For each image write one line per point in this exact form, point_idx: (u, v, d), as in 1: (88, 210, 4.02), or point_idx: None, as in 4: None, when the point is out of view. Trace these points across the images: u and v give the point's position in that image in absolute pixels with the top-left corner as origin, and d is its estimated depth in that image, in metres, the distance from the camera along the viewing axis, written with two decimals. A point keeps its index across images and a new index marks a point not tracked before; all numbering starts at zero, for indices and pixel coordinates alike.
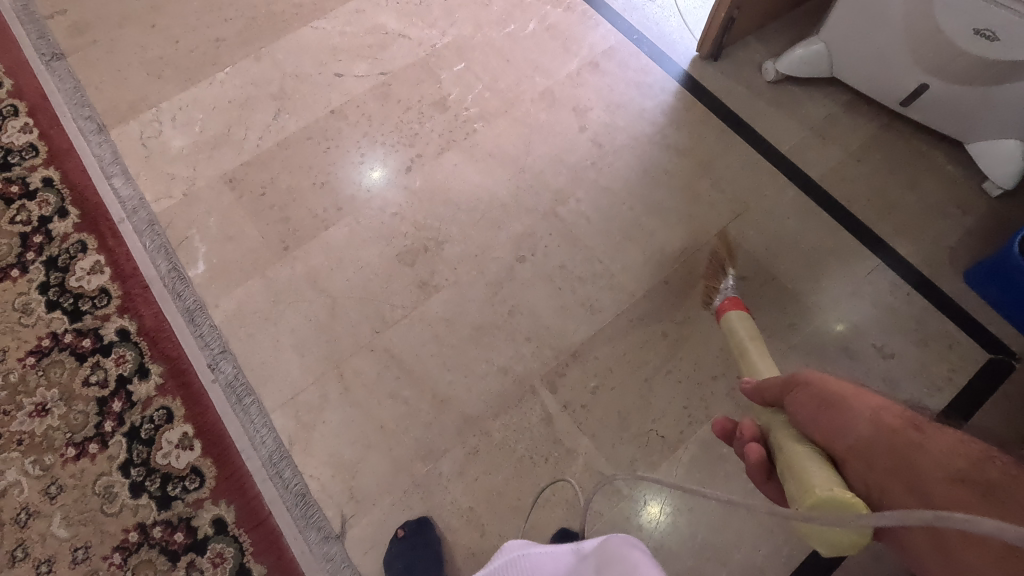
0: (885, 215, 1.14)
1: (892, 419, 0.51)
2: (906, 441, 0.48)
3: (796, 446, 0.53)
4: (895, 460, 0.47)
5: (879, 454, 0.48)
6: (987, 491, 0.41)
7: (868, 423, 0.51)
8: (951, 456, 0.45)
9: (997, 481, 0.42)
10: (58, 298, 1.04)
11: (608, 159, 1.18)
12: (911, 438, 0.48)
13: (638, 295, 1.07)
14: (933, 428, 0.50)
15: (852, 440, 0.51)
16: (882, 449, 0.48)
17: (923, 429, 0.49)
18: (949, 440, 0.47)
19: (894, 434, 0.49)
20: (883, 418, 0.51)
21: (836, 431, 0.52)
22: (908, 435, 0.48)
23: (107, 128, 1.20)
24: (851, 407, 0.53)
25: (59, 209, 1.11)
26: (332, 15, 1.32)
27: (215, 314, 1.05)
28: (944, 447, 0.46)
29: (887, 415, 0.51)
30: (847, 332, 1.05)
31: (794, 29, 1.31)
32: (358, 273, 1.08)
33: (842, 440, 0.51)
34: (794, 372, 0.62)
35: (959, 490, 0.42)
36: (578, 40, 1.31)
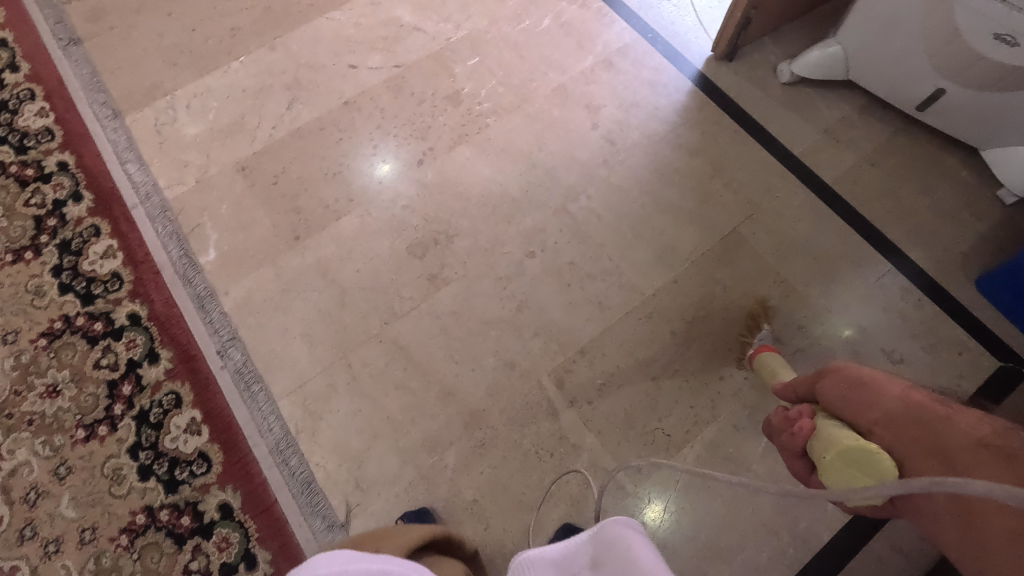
0: (897, 220, 1.14)
1: (920, 397, 0.56)
2: (930, 412, 0.53)
3: (826, 420, 0.62)
4: (918, 429, 0.52)
5: (904, 424, 0.54)
6: (1005, 451, 0.46)
7: (897, 400, 0.57)
8: (973, 425, 0.50)
9: (1018, 447, 0.45)
10: (70, 281, 1.05)
11: (620, 157, 1.18)
12: (936, 409, 0.53)
13: (647, 293, 1.06)
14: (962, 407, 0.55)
15: (880, 415, 0.57)
16: (905, 419, 0.54)
17: (951, 407, 0.54)
18: (970, 414, 0.52)
19: (920, 407, 0.54)
20: (912, 396, 0.56)
21: (865, 407, 0.58)
22: (933, 408, 0.54)
23: (122, 113, 1.21)
24: (880, 389, 0.59)
25: (73, 193, 1.12)
26: (347, 7, 1.32)
27: (225, 301, 1.05)
28: (969, 420, 0.51)
29: (915, 395, 0.57)
30: (856, 336, 1.04)
31: (811, 30, 1.30)
32: (368, 264, 1.08)
33: (871, 416, 0.58)
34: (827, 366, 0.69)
35: (979, 451, 0.47)
36: (593, 37, 1.31)
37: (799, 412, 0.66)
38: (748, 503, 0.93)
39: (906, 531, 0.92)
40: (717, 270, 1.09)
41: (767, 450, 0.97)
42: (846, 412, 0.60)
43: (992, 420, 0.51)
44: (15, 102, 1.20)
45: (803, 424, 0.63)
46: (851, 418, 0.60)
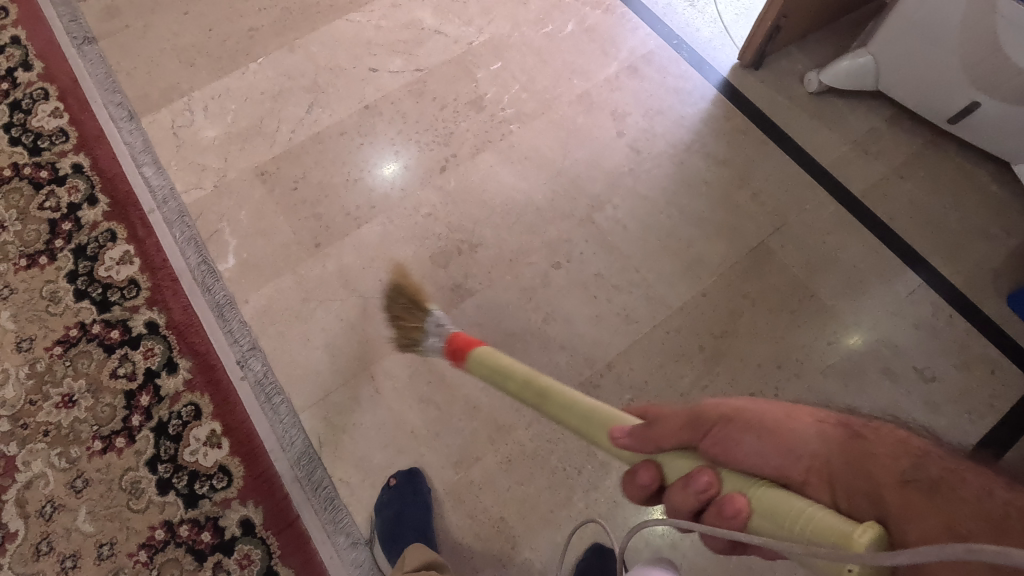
0: (928, 235, 1.12)
1: (830, 425, 0.46)
2: (853, 449, 0.43)
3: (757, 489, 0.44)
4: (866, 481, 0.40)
5: (840, 470, 0.42)
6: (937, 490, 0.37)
7: (817, 437, 0.45)
8: (895, 457, 0.41)
9: (944, 479, 0.38)
10: (86, 288, 1.03)
11: (646, 166, 1.16)
12: (858, 444, 0.43)
13: (675, 307, 1.05)
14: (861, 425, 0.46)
15: (809, 460, 0.44)
16: (841, 465, 0.42)
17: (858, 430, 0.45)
18: (892, 435, 0.44)
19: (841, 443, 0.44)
20: (826, 428, 0.45)
21: (791, 455, 0.44)
22: (862, 443, 0.43)
23: (138, 115, 1.18)
24: (789, 424, 0.46)
25: (88, 196, 1.10)
26: (367, 8, 1.30)
27: (244, 310, 1.03)
28: (890, 450, 0.42)
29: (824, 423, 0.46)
30: (886, 353, 1.03)
31: (839, 38, 1.28)
32: (391, 273, 1.06)
33: (795, 462, 0.44)
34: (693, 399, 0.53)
35: (917, 496, 0.37)
36: (617, 42, 1.29)
37: (707, 484, 0.46)
38: None
39: None
40: (745, 284, 1.07)
41: None
42: (766, 467, 0.45)
43: (914, 440, 0.43)
44: (29, 102, 1.17)
45: (740, 507, 0.44)
46: (774, 473, 0.45)
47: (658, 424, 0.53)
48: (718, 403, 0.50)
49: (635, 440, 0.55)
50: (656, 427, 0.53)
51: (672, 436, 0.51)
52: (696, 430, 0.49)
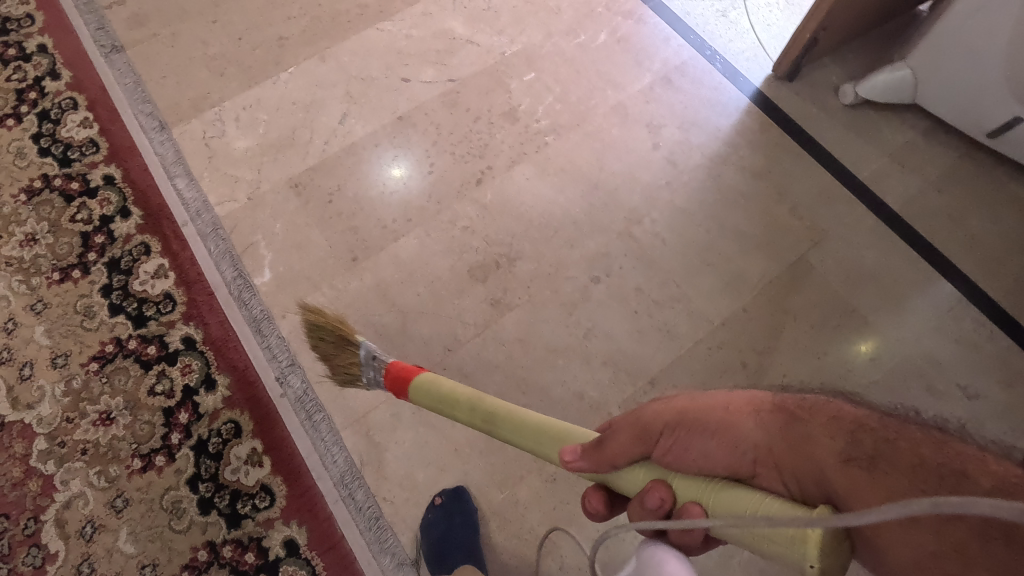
0: (967, 249, 1.12)
1: (767, 410, 0.48)
2: (795, 437, 0.46)
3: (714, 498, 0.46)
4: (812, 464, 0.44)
5: (785, 460, 0.45)
6: (876, 469, 0.41)
7: (758, 428, 0.47)
8: (833, 438, 0.44)
9: (880, 455, 0.42)
10: (121, 302, 1.01)
11: (683, 179, 1.16)
12: (798, 430, 0.46)
13: (716, 322, 1.04)
14: (792, 400, 0.49)
15: (754, 453, 0.46)
16: (785, 455, 0.45)
17: (792, 408, 0.48)
18: (824, 409, 0.47)
19: (782, 432, 0.46)
20: (764, 416, 0.48)
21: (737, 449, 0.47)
22: (799, 426, 0.46)
23: (169, 125, 1.17)
24: (732, 421, 0.48)
25: (121, 209, 1.08)
26: (398, 17, 1.29)
27: (282, 325, 1.02)
28: (827, 430, 0.45)
29: (761, 409, 0.48)
30: (928, 369, 1.02)
31: (873, 49, 1.28)
32: (429, 288, 1.05)
33: (743, 457, 0.47)
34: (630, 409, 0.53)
35: (861, 481, 0.41)
36: (650, 53, 1.28)
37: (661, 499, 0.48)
38: None
39: None
40: (786, 299, 1.06)
41: None
42: (717, 467, 0.47)
43: (847, 409, 0.47)
44: (57, 112, 1.16)
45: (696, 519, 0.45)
46: (725, 471, 0.47)
47: (604, 445, 0.53)
48: (659, 408, 0.51)
49: (588, 458, 0.55)
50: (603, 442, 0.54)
51: (622, 450, 0.52)
52: (645, 442, 0.50)
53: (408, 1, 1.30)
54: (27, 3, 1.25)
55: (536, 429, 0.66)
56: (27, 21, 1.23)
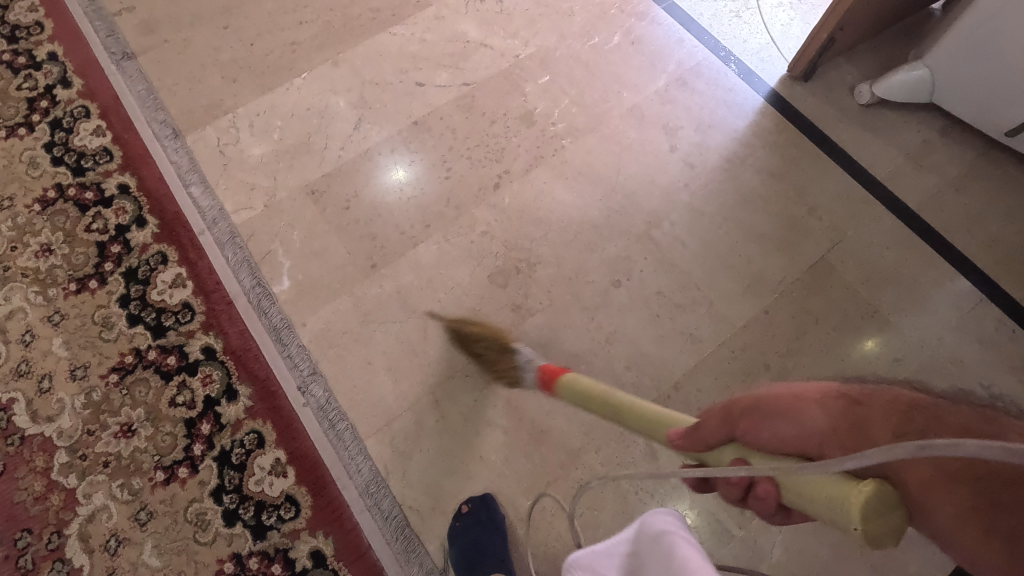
0: (987, 248, 1.12)
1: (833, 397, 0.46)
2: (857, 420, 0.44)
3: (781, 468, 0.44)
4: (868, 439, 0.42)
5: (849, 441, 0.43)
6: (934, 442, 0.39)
7: (823, 413, 0.45)
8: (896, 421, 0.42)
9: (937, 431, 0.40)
10: (140, 312, 1.00)
11: (701, 181, 1.15)
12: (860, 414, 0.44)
13: (739, 325, 1.04)
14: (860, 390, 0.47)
15: (822, 436, 0.44)
16: (850, 436, 0.43)
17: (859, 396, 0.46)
18: (888, 398, 0.45)
19: (845, 416, 0.44)
20: (829, 401, 0.46)
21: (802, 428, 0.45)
22: (862, 410, 0.44)
23: (183, 133, 1.16)
24: (797, 406, 0.46)
25: (137, 218, 1.07)
26: (410, 21, 1.28)
27: (303, 333, 1.01)
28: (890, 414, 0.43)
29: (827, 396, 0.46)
30: (951, 369, 1.02)
31: (887, 48, 1.27)
32: (450, 294, 1.04)
33: (810, 440, 0.45)
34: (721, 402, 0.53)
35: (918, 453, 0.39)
36: (664, 55, 1.27)
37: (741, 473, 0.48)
38: (857, 546, 0.90)
39: None
40: (807, 301, 1.06)
41: None
42: (787, 446, 0.46)
43: (910, 398, 0.45)
44: (70, 121, 1.15)
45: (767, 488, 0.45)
46: (795, 451, 0.46)
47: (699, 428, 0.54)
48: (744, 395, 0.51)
49: (686, 441, 0.57)
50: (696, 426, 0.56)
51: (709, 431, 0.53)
52: (726, 424, 0.51)
53: (420, 5, 1.30)
54: (36, 10, 1.24)
55: (655, 420, 0.66)
56: (36, 29, 1.22)
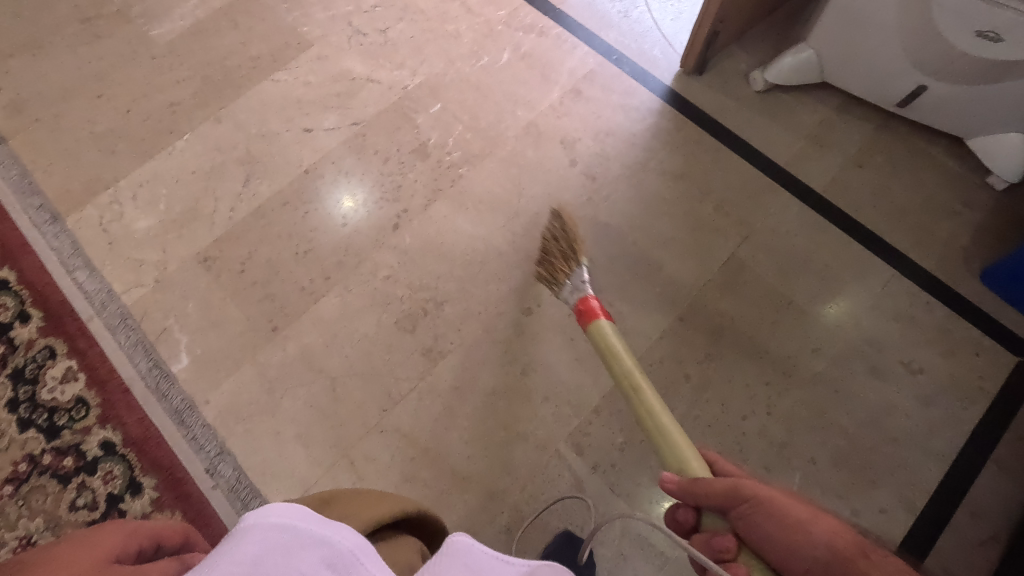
0: (893, 221, 1.11)
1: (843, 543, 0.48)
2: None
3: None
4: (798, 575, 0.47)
5: None
6: None
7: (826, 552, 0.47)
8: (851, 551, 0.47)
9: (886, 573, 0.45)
10: (31, 415, 0.95)
11: (605, 192, 1.12)
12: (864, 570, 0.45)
13: (654, 336, 1.01)
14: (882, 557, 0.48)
15: (811, 564, 0.47)
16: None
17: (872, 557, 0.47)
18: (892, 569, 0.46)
19: (848, 564, 0.46)
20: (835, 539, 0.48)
21: (701, 482, 0.54)
22: (864, 562, 0.46)
23: (62, 215, 1.10)
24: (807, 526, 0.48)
25: (20, 313, 1.02)
26: (292, 65, 1.24)
27: (206, 411, 0.96)
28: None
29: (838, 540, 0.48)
30: (871, 350, 1.00)
31: (777, 31, 1.26)
32: (357, 347, 1.01)
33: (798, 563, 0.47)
34: (739, 483, 0.52)
35: None
36: (556, 66, 1.25)
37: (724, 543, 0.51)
38: None
39: (952, 553, 0.89)
40: (721, 301, 1.04)
41: (803, 488, 0.92)
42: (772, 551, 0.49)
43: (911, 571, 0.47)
44: None
45: (727, 541, 0.51)
46: (775, 558, 0.48)
47: (703, 482, 0.54)
48: (763, 484, 0.52)
49: (680, 492, 0.56)
50: (698, 485, 0.55)
51: (712, 498, 0.53)
52: (734, 501, 0.52)
53: (302, 47, 1.26)
54: None
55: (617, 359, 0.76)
56: None
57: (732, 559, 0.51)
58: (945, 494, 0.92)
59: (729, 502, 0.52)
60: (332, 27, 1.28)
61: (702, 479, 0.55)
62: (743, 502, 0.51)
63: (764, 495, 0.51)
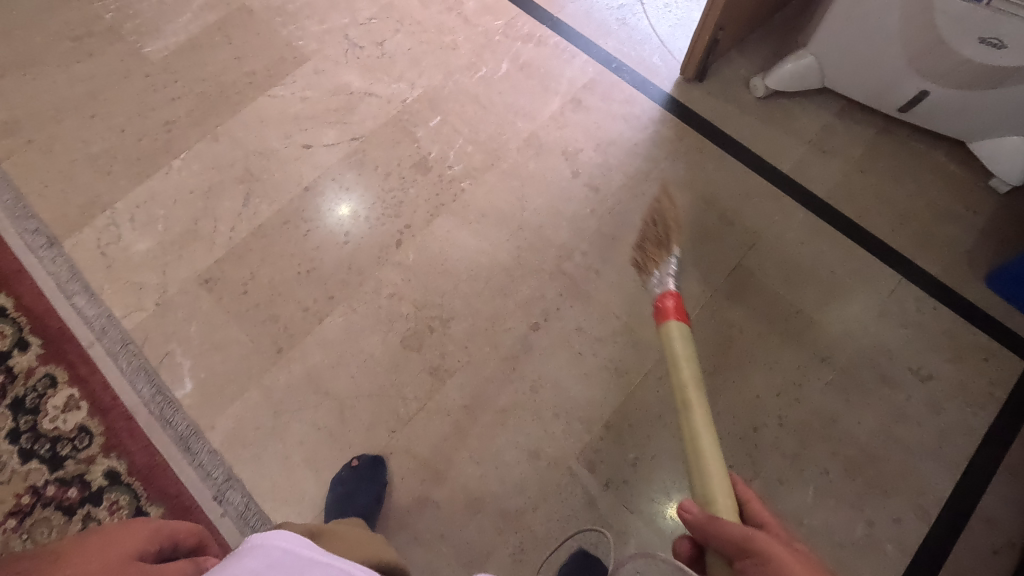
0: (898, 227, 1.11)
1: None
2: None
3: None
4: None
5: None
6: None
7: None
8: None
9: None
10: (33, 446, 0.94)
11: (608, 204, 1.12)
12: None
13: (663, 349, 1.01)
14: None
15: None
16: None
17: None
18: None
19: None
20: None
21: (717, 523, 0.54)
22: None
23: (59, 239, 1.08)
24: None
25: (18, 341, 1.00)
26: (289, 80, 1.23)
27: (213, 437, 0.95)
28: None
29: None
30: (880, 357, 1.00)
31: (776, 36, 1.26)
32: (363, 368, 0.99)
33: None
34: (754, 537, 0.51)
35: None
36: (556, 75, 1.24)
37: None
38: None
39: (967, 561, 0.89)
40: (729, 311, 1.03)
41: (815, 500, 0.92)
42: None
43: None
44: None
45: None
46: None
47: (720, 523, 0.54)
48: (779, 543, 0.50)
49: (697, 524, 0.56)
50: (712, 525, 0.55)
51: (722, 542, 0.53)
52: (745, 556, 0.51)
53: (298, 62, 1.25)
54: None
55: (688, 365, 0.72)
56: None
57: None
58: (958, 502, 0.92)
59: (737, 552, 0.52)
60: (328, 40, 1.27)
61: (718, 521, 0.54)
62: (749, 556, 0.51)
63: (775, 557, 0.49)
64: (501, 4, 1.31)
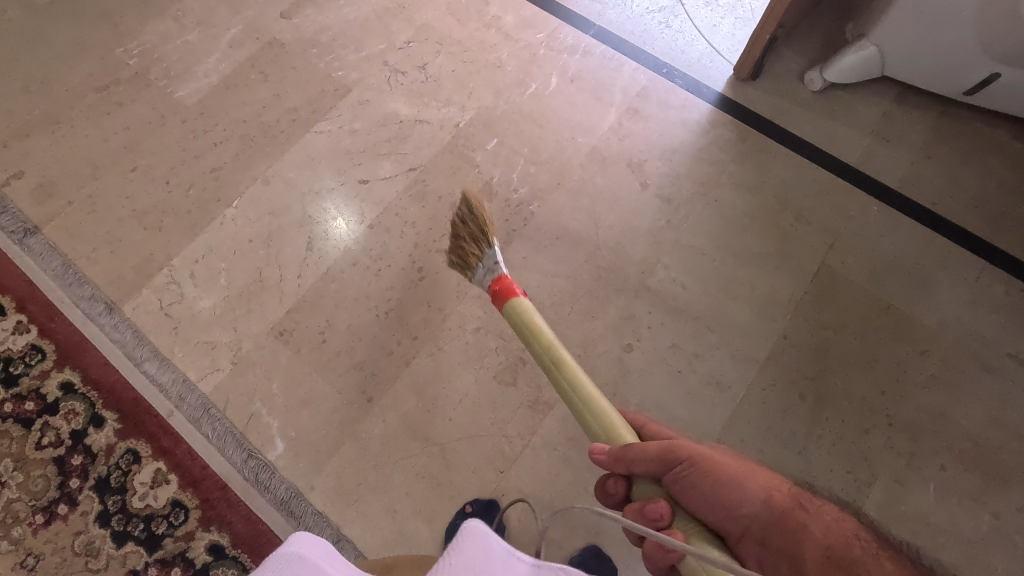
0: (973, 210, 1.10)
1: (777, 496, 0.54)
2: (793, 523, 0.51)
3: (702, 541, 0.52)
4: (737, 531, 0.52)
5: (770, 535, 0.51)
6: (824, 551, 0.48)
7: (760, 505, 0.53)
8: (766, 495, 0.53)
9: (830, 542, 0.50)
10: (125, 527, 0.89)
11: (682, 214, 1.09)
12: (798, 519, 0.52)
13: (762, 358, 0.99)
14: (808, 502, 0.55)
15: (747, 519, 0.52)
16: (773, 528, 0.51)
17: (804, 506, 0.54)
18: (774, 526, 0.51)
19: (784, 515, 0.52)
20: (773, 494, 0.54)
21: (632, 450, 0.59)
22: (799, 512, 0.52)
23: (118, 304, 1.03)
24: (743, 484, 0.54)
25: (91, 417, 0.94)
26: (334, 113, 1.18)
27: (314, 498, 0.91)
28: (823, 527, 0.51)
29: (774, 493, 0.54)
30: (978, 345, 1.00)
31: (823, 28, 1.24)
32: (460, 409, 0.96)
33: (735, 521, 0.52)
34: (672, 445, 0.57)
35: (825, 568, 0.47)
36: (608, 85, 1.21)
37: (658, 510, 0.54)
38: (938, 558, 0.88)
39: None
40: (821, 314, 1.02)
41: (938, 498, 0.91)
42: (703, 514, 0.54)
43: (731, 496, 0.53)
44: None
45: (661, 509, 0.54)
46: (712, 517, 0.53)
47: (631, 448, 0.59)
48: (690, 447, 0.57)
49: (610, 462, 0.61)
50: (624, 454, 0.59)
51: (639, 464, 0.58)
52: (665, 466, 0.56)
53: (340, 93, 1.20)
54: None
55: None
56: None
57: (665, 524, 0.54)
58: None
59: (663, 465, 0.56)
60: (367, 68, 1.22)
61: (625, 450, 0.59)
62: (678, 464, 0.56)
63: (694, 455, 0.56)
64: (539, 16, 1.28)
